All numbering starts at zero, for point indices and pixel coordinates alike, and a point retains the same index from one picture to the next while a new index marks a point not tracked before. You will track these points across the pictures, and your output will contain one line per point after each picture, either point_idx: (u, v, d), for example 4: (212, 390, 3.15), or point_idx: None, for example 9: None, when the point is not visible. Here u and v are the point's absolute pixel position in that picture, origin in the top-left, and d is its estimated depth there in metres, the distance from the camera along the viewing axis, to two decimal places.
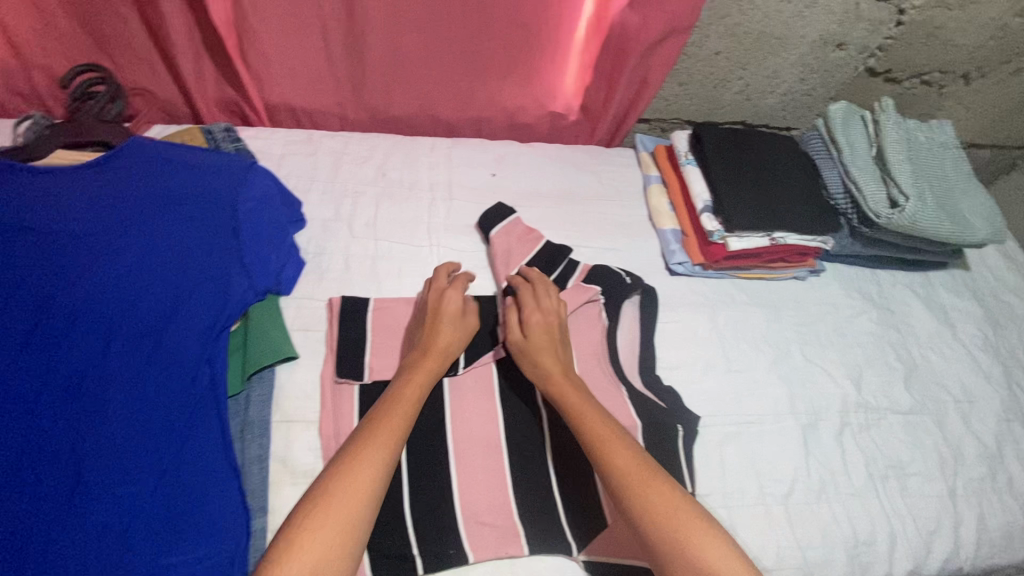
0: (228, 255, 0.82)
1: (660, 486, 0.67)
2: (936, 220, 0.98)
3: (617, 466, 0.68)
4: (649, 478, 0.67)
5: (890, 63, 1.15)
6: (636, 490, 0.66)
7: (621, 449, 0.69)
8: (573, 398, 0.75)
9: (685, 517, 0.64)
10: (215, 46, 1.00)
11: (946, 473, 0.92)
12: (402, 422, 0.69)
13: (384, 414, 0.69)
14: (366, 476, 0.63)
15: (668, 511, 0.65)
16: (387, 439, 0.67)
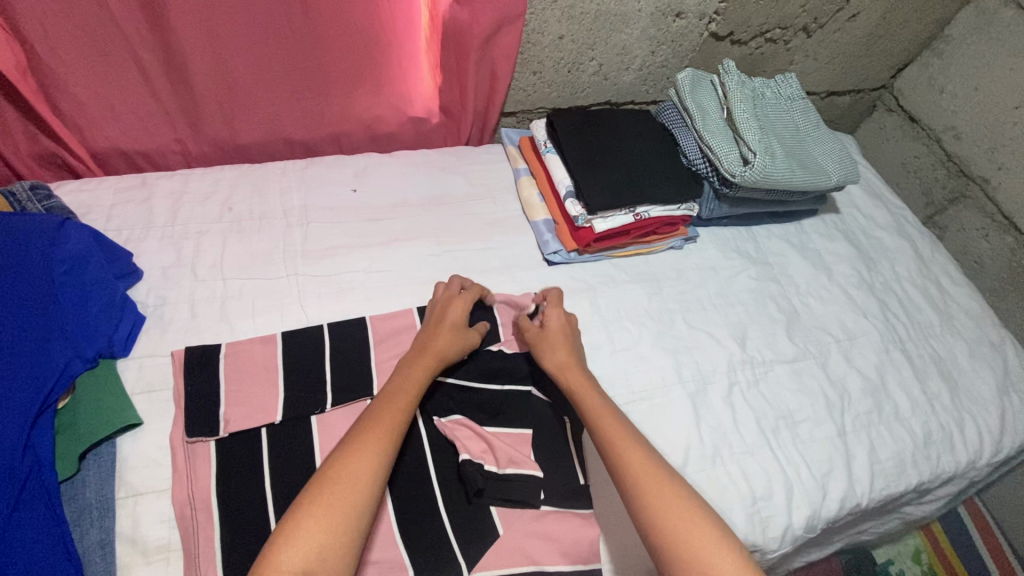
0: (43, 324, 0.73)
1: (673, 488, 0.66)
2: (787, 170, 1.01)
3: (632, 465, 0.68)
4: (666, 479, 0.67)
5: (730, 25, 1.17)
6: (651, 489, 0.66)
7: (634, 449, 0.70)
8: (590, 397, 0.76)
9: (692, 520, 0.64)
10: (13, 97, 0.90)
11: (835, 414, 0.94)
12: (376, 459, 0.64)
13: (358, 449, 0.64)
14: (357, 474, 0.62)
15: (681, 512, 0.64)
16: (362, 479, 0.62)
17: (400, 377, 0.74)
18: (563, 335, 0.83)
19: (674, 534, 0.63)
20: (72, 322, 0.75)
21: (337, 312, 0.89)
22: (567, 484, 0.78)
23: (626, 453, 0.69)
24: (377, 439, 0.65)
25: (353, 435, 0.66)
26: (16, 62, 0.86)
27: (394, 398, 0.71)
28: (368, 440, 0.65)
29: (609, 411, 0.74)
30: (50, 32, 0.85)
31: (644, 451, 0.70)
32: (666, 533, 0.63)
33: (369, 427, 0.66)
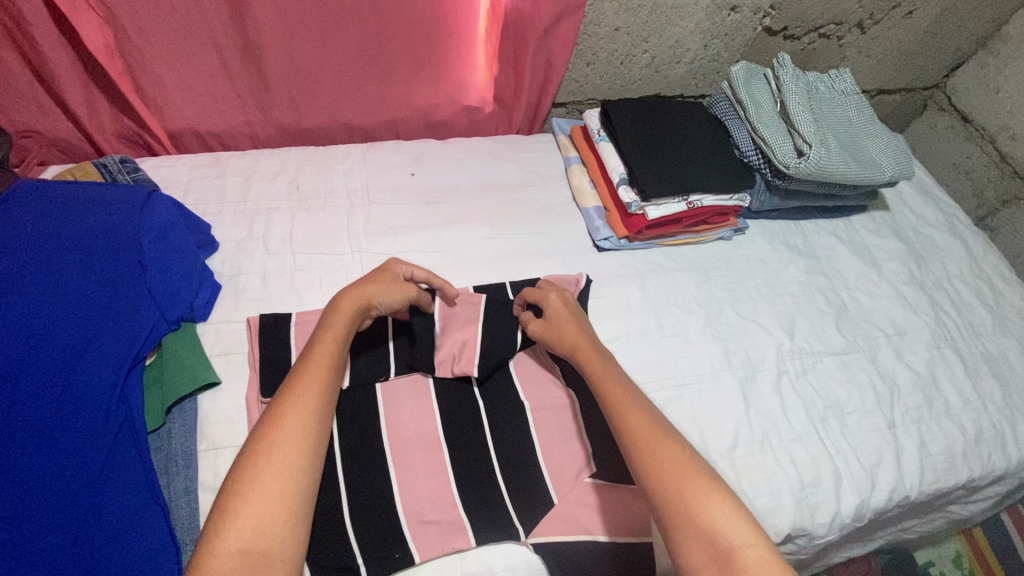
0: (134, 287, 0.78)
1: (677, 452, 0.66)
2: (842, 163, 1.01)
3: (637, 431, 0.68)
4: (672, 444, 0.67)
5: (785, 20, 1.18)
6: (654, 455, 0.66)
7: (640, 417, 0.69)
8: (597, 368, 0.76)
9: (697, 482, 0.63)
10: (103, 78, 0.97)
11: (885, 408, 0.94)
12: (307, 430, 0.62)
13: (283, 423, 0.62)
14: (293, 433, 0.61)
15: (685, 475, 0.64)
16: (292, 453, 0.60)
17: (320, 339, 0.71)
18: (568, 318, 0.82)
19: (680, 496, 0.62)
20: (160, 287, 0.80)
21: None
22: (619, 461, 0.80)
23: (631, 420, 0.69)
24: (303, 409, 0.63)
25: (277, 404, 0.64)
26: (106, 43, 0.92)
27: (315, 360, 0.68)
28: (294, 411, 0.63)
29: (614, 380, 0.74)
30: (141, 16, 0.91)
31: (649, 418, 0.69)
32: (672, 494, 0.63)
33: (293, 398, 0.64)
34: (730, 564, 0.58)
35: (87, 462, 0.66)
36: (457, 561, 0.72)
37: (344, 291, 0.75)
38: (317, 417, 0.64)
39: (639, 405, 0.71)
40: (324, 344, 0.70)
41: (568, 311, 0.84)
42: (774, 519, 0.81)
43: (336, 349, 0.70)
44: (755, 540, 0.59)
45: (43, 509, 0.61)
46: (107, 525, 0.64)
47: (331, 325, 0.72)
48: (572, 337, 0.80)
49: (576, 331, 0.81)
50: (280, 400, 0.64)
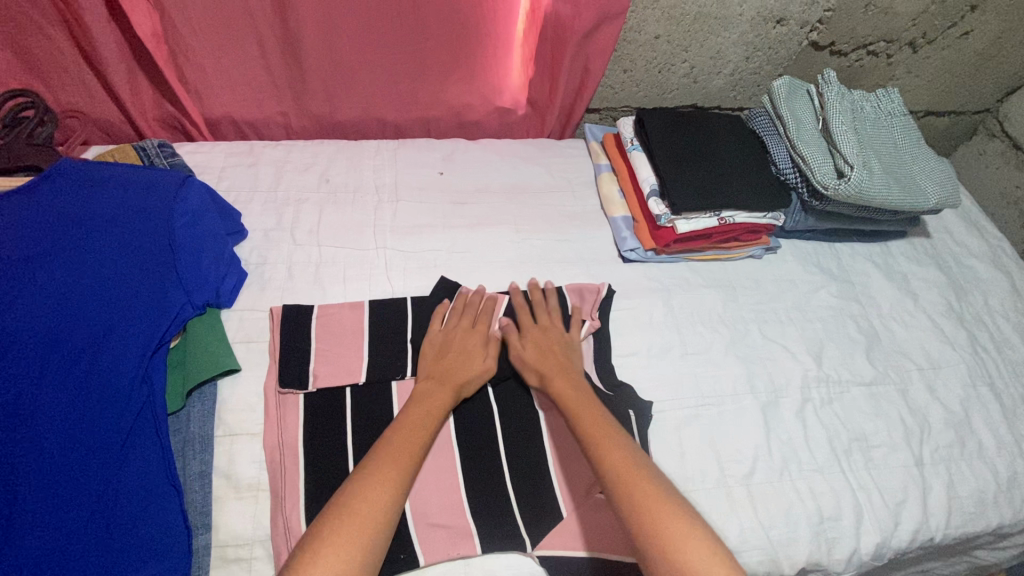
0: (164, 271, 0.80)
1: (657, 491, 0.66)
2: (885, 187, 0.97)
3: (615, 467, 0.68)
4: (649, 481, 0.67)
5: (832, 35, 1.14)
6: (633, 492, 0.65)
7: (618, 450, 0.69)
8: (574, 399, 0.76)
9: (675, 522, 0.63)
10: (147, 63, 0.99)
11: (913, 444, 0.90)
12: (396, 490, 0.65)
13: (379, 478, 0.65)
14: (382, 496, 0.63)
15: (663, 514, 0.64)
16: (379, 508, 0.63)
17: (422, 404, 0.75)
18: (549, 347, 0.84)
19: (657, 535, 0.62)
20: (188, 271, 0.82)
21: (419, 287, 0.92)
22: None
23: (608, 455, 0.69)
24: (398, 468, 0.66)
25: (372, 463, 0.67)
26: (151, 29, 0.94)
27: (413, 427, 0.71)
28: (389, 468, 0.66)
29: (592, 411, 0.74)
30: (188, 4, 0.93)
31: (625, 451, 0.70)
32: (649, 533, 0.63)
33: (391, 455, 0.67)
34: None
35: (107, 440, 0.68)
36: (463, 567, 0.71)
37: (462, 367, 0.80)
38: (404, 484, 0.66)
39: (615, 438, 0.71)
40: (425, 408, 0.74)
41: (552, 343, 0.84)
42: (789, 552, 0.78)
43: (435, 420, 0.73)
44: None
45: (63, 483, 0.64)
46: (124, 503, 0.66)
47: (434, 394, 0.76)
48: (547, 366, 0.81)
49: (556, 362, 0.82)
50: (376, 459, 0.67)
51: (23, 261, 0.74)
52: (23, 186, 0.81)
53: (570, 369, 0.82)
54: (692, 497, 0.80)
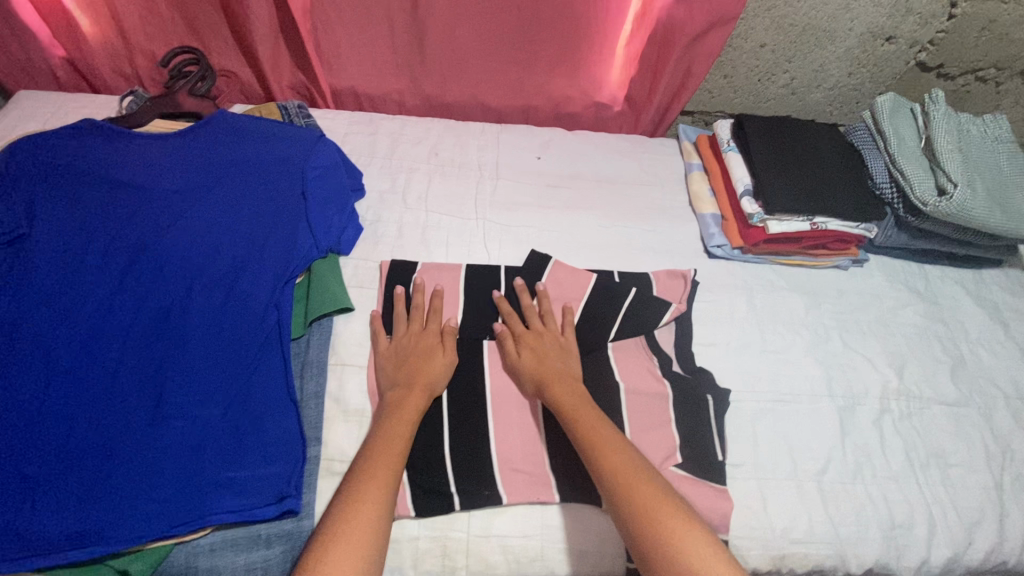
0: (296, 216, 0.90)
1: (657, 493, 0.67)
2: (987, 209, 0.96)
3: (613, 469, 0.69)
4: (648, 483, 0.68)
5: (941, 57, 1.14)
6: (632, 495, 0.67)
7: (615, 452, 0.71)
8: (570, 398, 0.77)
9: (674, 522, 0.64)
10: (290, 35, 1.10)
11: (994, 467, 0.89)
12: (379, 510, 0.64)
13: (362, 494, 0.65)
14: (369, 509, 0.64)
15: (662, 514, 0.65)
16: (369, 523, 0.63)
17: (393, 415, 0.74)
18: (542, 349, 0.84)
19: (658, 536, 0.63)
20: (316, 218, 0.91)
21: (514, 258, 0.99)
22: (703, 456, 0.81)
23: (606, 459, 0.70)
24: (376, 489, 0.66)
25: (353, 482, 0.67)
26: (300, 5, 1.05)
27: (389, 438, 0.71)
28: (369, 491, 0.65)
29: (588, 412, 0.75)
30: None
31: (623, 452, 0.71)
32: (651, 534, 0.64)
33: (371, 469, 0.68)
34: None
35: (237, 355, 0.78)
36: (540, 513, 0.76)
37: (430, 367, 0.79)
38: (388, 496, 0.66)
39: (612, 439, 0.72)
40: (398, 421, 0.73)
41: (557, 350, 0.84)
42: (857, 551, 0.79)
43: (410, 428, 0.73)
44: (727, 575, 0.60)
45: (198, 384, 0.75)
46: (250, 408, 0.75)
47: (405, 403, 0.75)
48: (544, 370, 0.81)
49: (558, 367, 0.82)
50: (358, 477, 0.67)
51: (179, 196, 0.88)
52: (188, 129, 0.94)
53: (569, 375, 0.81)
54: (764, 486, 0.81)
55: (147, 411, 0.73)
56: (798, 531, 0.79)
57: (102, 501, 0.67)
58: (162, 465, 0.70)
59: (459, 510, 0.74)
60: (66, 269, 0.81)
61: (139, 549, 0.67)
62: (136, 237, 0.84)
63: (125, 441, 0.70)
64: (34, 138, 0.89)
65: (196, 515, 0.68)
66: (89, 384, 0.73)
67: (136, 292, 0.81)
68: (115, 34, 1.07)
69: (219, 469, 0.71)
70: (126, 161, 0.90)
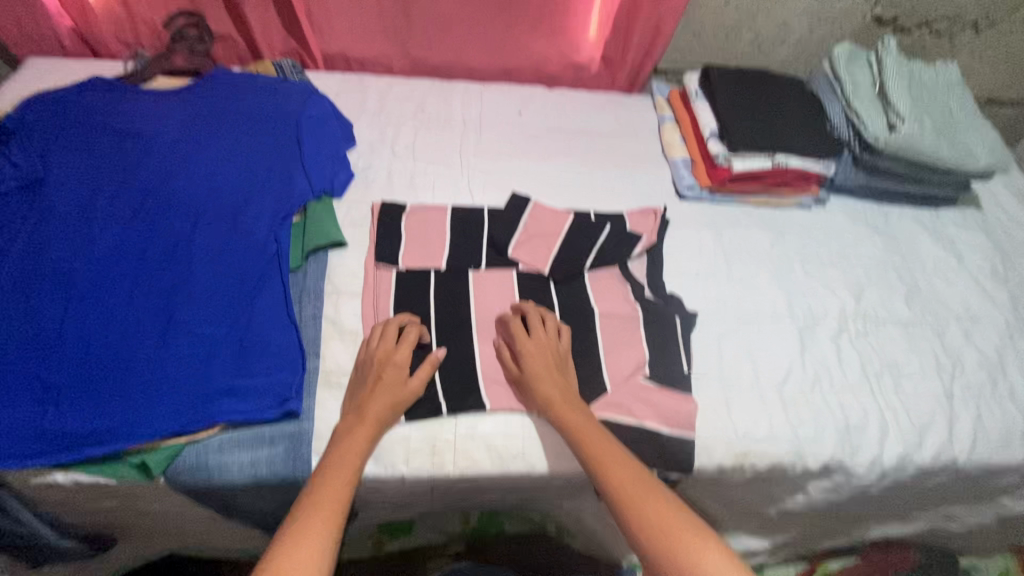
0: (292, 161, 0.97)
1: (663, 501, 0.66)
2: (934, 144, 1.04)
3: (614, 475, 0.69)
4: (655, 492, 0.67)
5: (896, 10, 1.21)
6: (639, 505, 0.66)
7: (613, 455, 0.71)
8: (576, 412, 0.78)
9: (682, 529, 0.63)
10: (281, 1, 1.16)
11: (944, 378, 0.96)
12: (320, 550, 0.60)
13: (308, 530, 0.61)
14: (312, 546, 0.60)
15: (664, 514, 0.65)
16: (312, 562, 0.59)
17: (341, 448, 0.71)
18: (545, 368, 0.80)
19: (660, 534, 0.63)
20: (311, 162, 0.98)
21: (496, 200, 1.06)
22: (671, 368, 0.88)
23: (611, 471, 0.70)
24: (320, 525, 0.62)
25: (299, 516, 0.63)
26: None
27: (336, 473, 0.68)
28: (312, 524, 0.62)
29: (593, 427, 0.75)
30: None
31: (620, 456, 0.72)
32: (651, 532, 0.64)
33: (318, 503, 0.64)
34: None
35: (240, 281, 0.85)
36: (520, 418, 0.82)
37: (385, 398, 0.76)
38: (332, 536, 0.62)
39: (610, 444, 0.73)
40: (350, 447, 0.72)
41: (553, 362, 0.81)
42: (814, 448, 0.86)
43: (358, 465, 0.70)
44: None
45: (205, 306, 0.82)
46: (253, 327, 0.82)
47: (354, 429, 0.73)
48: (549, 393, 0.78)
49: (557, 383, 0.79)
50: (302, 513, 0.63)
51: (183, 145, 0.95)
52: (190, 86, 1.02)
53: (568, 389, 0.80)
54: (728, 394, 0.89)
55: (159, 329, 0.79)
56: (759, 431, 0.86)
57: (120, 404, 0.73)
58: (174, 373, 0.76)
59: (446, 415, 0.81)
60: (79, 209, 0.87)
61: (155, 445, 0.73)
62: (144, 179, 0.91)
63: (140, 353, 0.77)
64: (48, 95, 0.96)
65: (205, 416, 0.75)
66: (105, 306, 0.80)
67: (146, 227, 0.87)
68: (116, 2, 1.13)
69: (227, 377, 0.77)
70: (133, 114, 0.97)
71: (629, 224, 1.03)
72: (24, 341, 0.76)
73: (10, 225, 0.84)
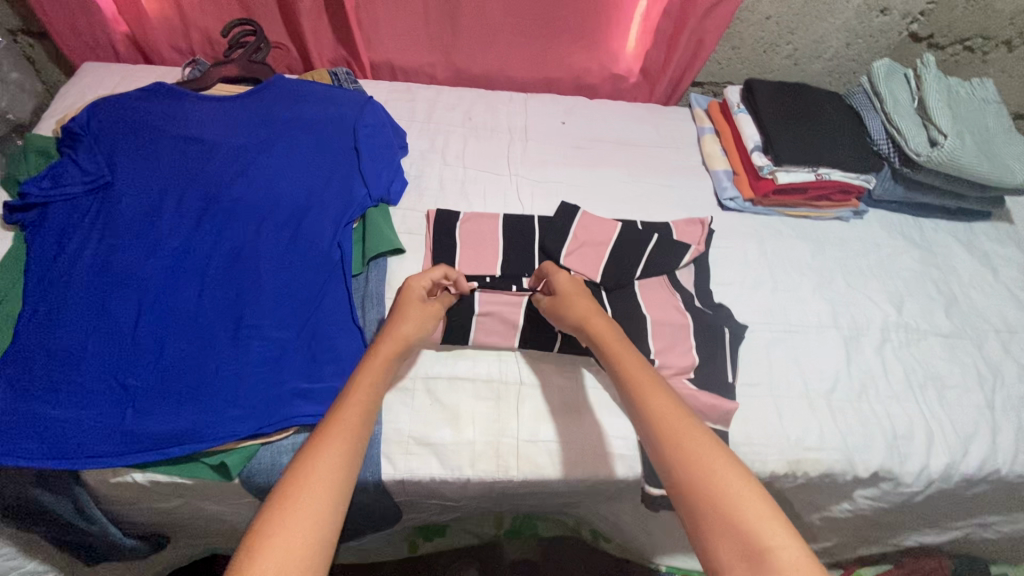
0: (350, 168, 0.99)
1: (709, 441, 0.57)
2: (976, 158, 1.06)
3: (661, 420, 0.60)
4: (697, 431, 0.58)
5: (932, 28, 1.24)
6: (684, 444, 0.57)
7: (659, 397, 0.62)
8: (615, 347, 0.71)
9: (729, 473, 0.54)
10: (334, 11, 1.18)
11: (985, 388, 0.98)
12: (336, 464, 0.56)
13: (320, 441, 0.57)
14: (325, 461, 0.55)
15: (713, 464, 0.55)
16: (321, 473, 0.54)
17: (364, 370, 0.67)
18: (577, 293, 0.81)
19: (709, 489, 0.53)
20: (370, 169, 1.00)
21: (545, 208, 1.08)
22: (723, 377, 0.90)
23: (653, 410, 0.61)
24: (333, 442, 0.58)
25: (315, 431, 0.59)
26: None
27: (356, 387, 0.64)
28: (324, 441, 0.58)
29: (640, 366, 0.67)
30: None
31: (669, 399, 0.62)
32: (698, 486, 0.54)
33: (335, 419, 0.60)
34: (771, 572, 0.47)
35: (306, 285, 0.87)
36: (578, 423, 0.83)
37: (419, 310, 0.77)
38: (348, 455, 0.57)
39: (654, 383, 0.64)
40: (364, 399, 0.63)
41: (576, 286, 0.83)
42: (864, 457, 0.88)
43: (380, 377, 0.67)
44: (795, 546, 0.49)
45: (274, 309, 0.84)
46: (321, 331, 0.84)
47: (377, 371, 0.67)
48: (582, 312, 0.77)
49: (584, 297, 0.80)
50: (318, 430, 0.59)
51: (245, 151, 0.97)
52: (248, 92, 1.03)
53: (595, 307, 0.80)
54: (779, 402, 0.90)
55: (229, 333, 0.81)
56: (811, 439, 0.88)
57: (196, 406, 0.75)
58: (247, 376, 0.78)
59: (508, 420, 0.83)
60: (146, 213, 0.89)
61: (233, 445, 0.75)
62: (209, 186, 0.93)
63: (212, 357, 0.79)
64: (111, 100, 0.97)
65: (279, 417, 0.76)
66: (173, 310, 0.81)
67: (212, 232, 0.89)
68: (173, 10, 1.15)
69: (298, 381, 0.79)
70: (192, 120, 0.98)
71: (675, 234, 1.05)
72: (100, 343, 0.77)
73: (80, 229, 0.86)
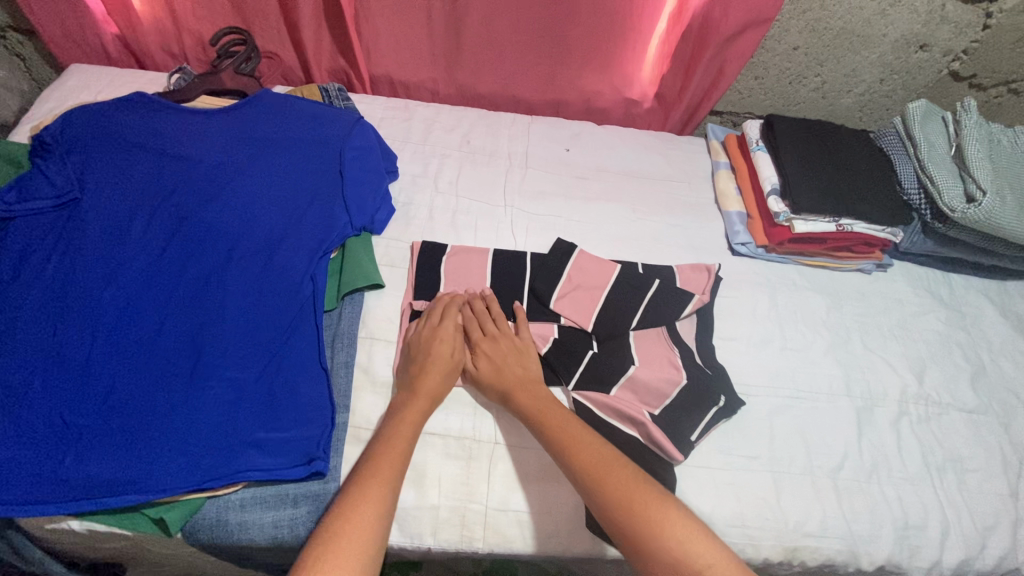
0: (333, 193, 0.94)
1: (633, 476, 0.68)
2: (1016, 218, 0.96)
3: (588, 463, 0.69)
4: (621, 469, 0.68)
5: (975, 67, 1.14)
6: (609, 483, 0.67)
7: (582, 442, 0.71)
8: (540, 406, 0.76)
9: (655, 505, 0.65)
10: (333, 21, 1.13)
11: (1010, 475, 0.89)
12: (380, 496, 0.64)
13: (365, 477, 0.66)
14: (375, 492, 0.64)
15: (639, 500, 0.65)
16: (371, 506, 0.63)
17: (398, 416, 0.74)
18: (503, 362, 0.80)
19: (639, 521, 0.64)
20: (354, 195, 0.94)
21: (539, 245, 1.01)
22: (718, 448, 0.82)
23: (577, 456, 0.70)
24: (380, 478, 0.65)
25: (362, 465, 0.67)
26: None
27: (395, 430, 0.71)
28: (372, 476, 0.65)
29: (559, 414, 0.74)
30: None
31: (591, 442, 0.71)
32: (630, 520, 0.64)
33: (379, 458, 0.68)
34: None
35: (273, 322, 0.81)
36: (553, 492, 0.76)
37: (432, 372, 0.78)
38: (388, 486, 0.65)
39: (578, 427, 0.73)
40: (403, 434, 0.71)
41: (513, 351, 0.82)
42: (869, 547, 0.80)
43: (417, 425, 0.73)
44: (721, 564, 0.61)
45: (235, 348, 0.78)
46: (283, 373, 0.78)
47: (408, 407, 0.75)
48: (511, 384, 0.78)
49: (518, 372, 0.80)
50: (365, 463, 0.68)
51: (223, 170, 0.91)
52: (232, 106, 0.98)
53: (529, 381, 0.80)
54: (779, 480, 0.82)
55: (184, 371, 0.75)
56: (810, 524, 0.80)
57: (139, 453, 0.69)
58: (197, 422, 0.72)
59: (476, 484, 0.76)
60: (111, 233, 0.83)
61: (173, 501, 0.70)
62: (182, 207, 0.87)
63: (162, 398, 0.73)
64: (87, 109, 0.92)
65: (229, 470, 0.71)
66: (127, 343, 0.76)
67: (180, 258, 0.84)
68: (166, 14, 1.11)
69: (253, 429, 0.73)
70: (172, 134, 0.93)
71: (677, 281, 0.97)
72: (44, 376, 0.72)
73: (40, 247, 0.81)
